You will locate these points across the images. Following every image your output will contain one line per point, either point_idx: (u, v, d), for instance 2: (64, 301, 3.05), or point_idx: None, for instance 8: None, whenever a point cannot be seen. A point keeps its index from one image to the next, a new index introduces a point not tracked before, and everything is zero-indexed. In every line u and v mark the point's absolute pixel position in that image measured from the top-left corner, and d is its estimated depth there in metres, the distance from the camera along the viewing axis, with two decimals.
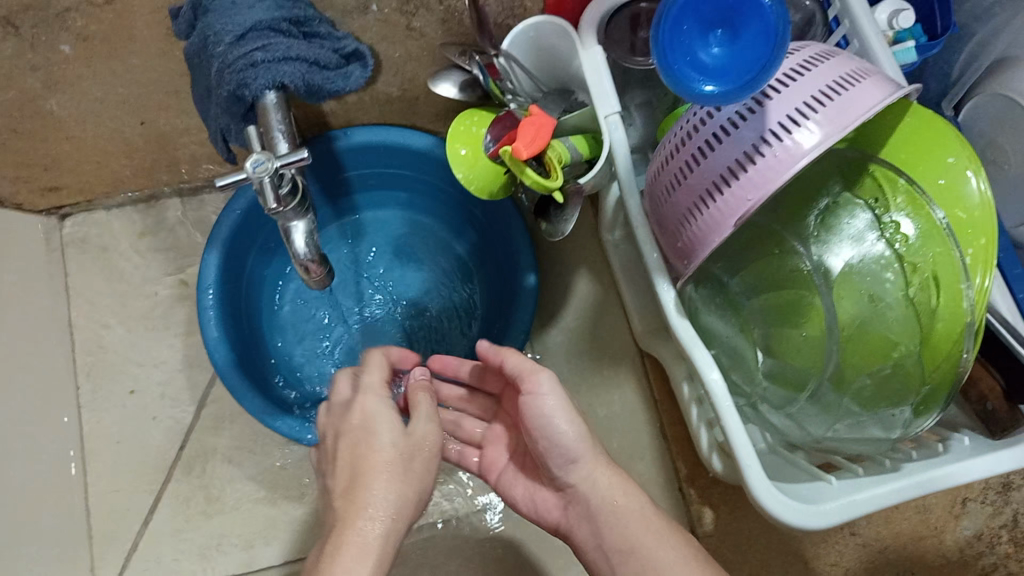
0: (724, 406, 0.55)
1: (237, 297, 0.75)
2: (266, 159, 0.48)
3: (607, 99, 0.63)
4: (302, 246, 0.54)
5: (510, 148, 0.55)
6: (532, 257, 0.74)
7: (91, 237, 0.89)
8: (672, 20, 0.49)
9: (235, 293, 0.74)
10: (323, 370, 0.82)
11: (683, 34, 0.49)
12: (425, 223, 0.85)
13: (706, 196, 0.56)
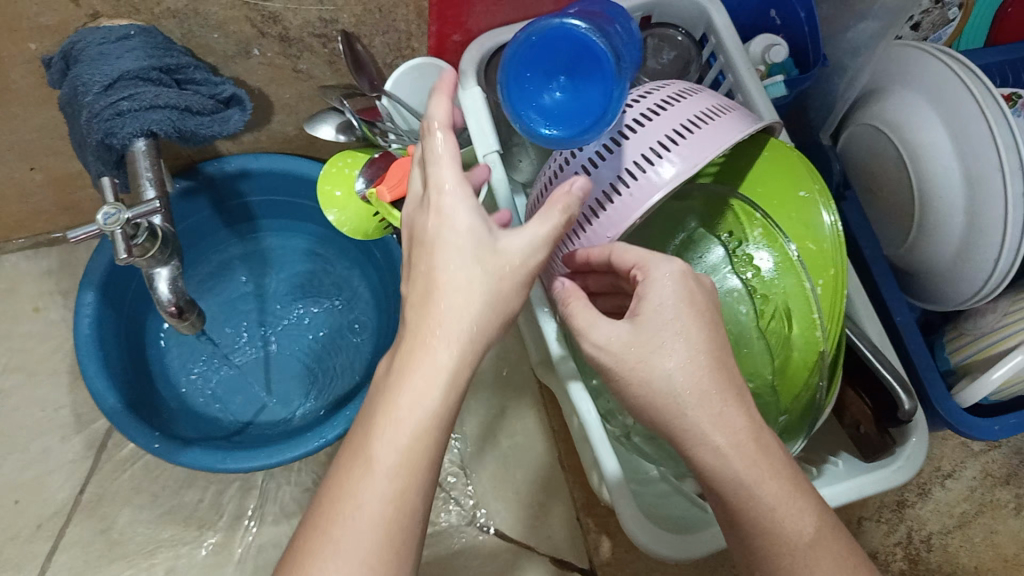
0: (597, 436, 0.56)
1: (122, 305, 0.75)
2: (117, 211, 0.49)
3: (485, 139, 0.64)
4: (165, 293, 0.55)
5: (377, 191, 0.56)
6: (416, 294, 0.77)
7: None
8: (517, 70, 0.53)
9: (120, 298, 0.75)
10: (222, 403, 0.82)
11: (526, 82, 0.53)
12: (328, 258, 0.88)
13: (576, 227, 0.57)
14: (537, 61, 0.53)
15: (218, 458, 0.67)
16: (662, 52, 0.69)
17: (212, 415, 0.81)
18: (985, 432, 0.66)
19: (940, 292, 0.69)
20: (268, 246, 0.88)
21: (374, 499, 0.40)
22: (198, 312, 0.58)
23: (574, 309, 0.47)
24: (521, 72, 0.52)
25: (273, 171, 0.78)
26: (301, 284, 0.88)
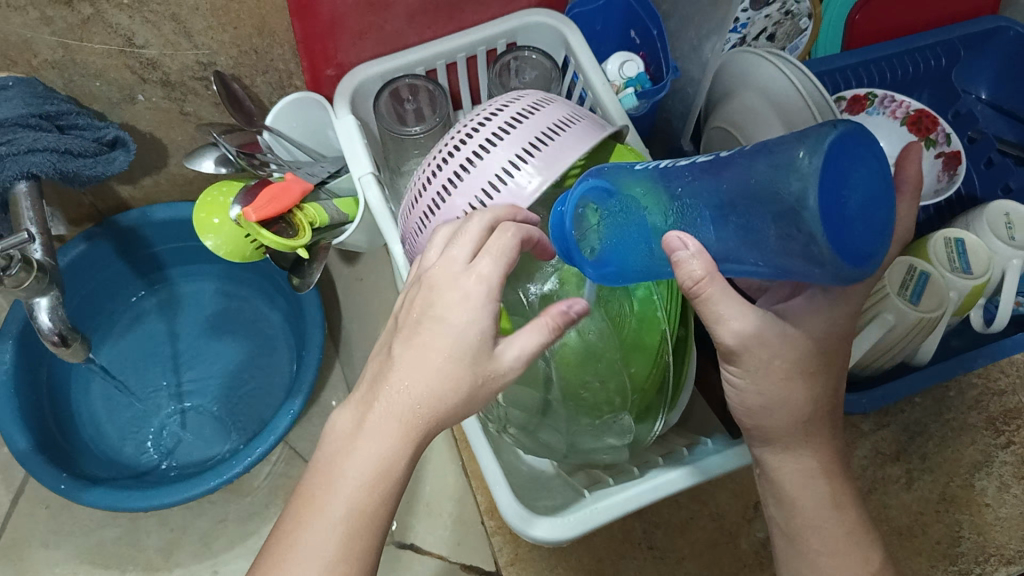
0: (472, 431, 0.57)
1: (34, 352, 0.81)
2: None
3: (360, 161, 0.67)
4: (47, 322, 0.58)
5: (242, 213, 0.61)
6: (321, 317, 0.82)
7: None
8: (831, 222, 0.35)
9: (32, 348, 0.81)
10: (145, 447, 0.89)
11: (851, 228, 0.36)
12: (239, 298, 0.95)
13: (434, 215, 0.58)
14: (831, 190, 0.35)
15: (101, 494, 0.73)
16: (525, 69, 0.73)
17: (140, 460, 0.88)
18: (852, 405, 0.71)
19: None
20: (181, 291, 0.95)
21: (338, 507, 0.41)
22: (81, 339, 0.62)
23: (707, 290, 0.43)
24: (829, 197, 0.35)
25: (168, 217, 0.82)
26: (208, 325, 0.95)
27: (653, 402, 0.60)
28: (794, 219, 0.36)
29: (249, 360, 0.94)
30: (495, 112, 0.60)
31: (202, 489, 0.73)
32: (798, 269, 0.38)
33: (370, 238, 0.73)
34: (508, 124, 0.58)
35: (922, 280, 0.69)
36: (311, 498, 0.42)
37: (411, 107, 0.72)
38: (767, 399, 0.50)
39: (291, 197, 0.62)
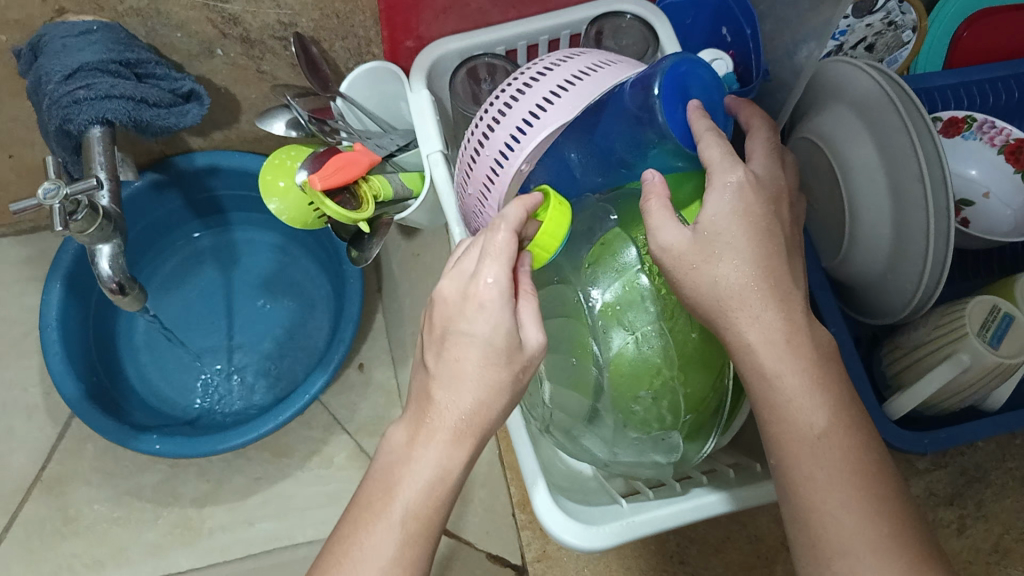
0: (515, 424, 0.57)
1: (87, 297, 0.83)
2: (57, 186, 0.51)
3: (430, 139, 0.66)
4: (106, 270, 0.59)
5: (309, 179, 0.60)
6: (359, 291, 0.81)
7: None
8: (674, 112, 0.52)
9: (86, 291, 0.82)
10: (187, 393, 0.90)
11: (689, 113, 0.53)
12: (293, 259, 0.94)
13: (474, 154, 0.58)
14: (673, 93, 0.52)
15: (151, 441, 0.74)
16: (623, 34, 0.69)
17: (183, 408, 0.89)
18: (913, 444, 0.66)
19: (883, 305, 0.71)
20: (240, 239, 0.94)
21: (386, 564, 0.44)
22: (138, 288, 0.62)
23: (653, 203, 0.49)
24: (680, 111, 0.52)
25: (204, 164, 0.82)
26: (261, 281, 0.94)
27: (705, 422, 0.57)
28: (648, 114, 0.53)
29: (297, 317, 0.93)
30: (545, 71, 0.56)
31: (268, 428, 0.74)
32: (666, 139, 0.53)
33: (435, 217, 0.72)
34: (570, 81, 0.55)
35: (1005, 323, 0.64)
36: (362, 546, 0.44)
37: (486, 86, 0.69)
38: (830, 432, 0.47)
39: (356, 168, 0.61)
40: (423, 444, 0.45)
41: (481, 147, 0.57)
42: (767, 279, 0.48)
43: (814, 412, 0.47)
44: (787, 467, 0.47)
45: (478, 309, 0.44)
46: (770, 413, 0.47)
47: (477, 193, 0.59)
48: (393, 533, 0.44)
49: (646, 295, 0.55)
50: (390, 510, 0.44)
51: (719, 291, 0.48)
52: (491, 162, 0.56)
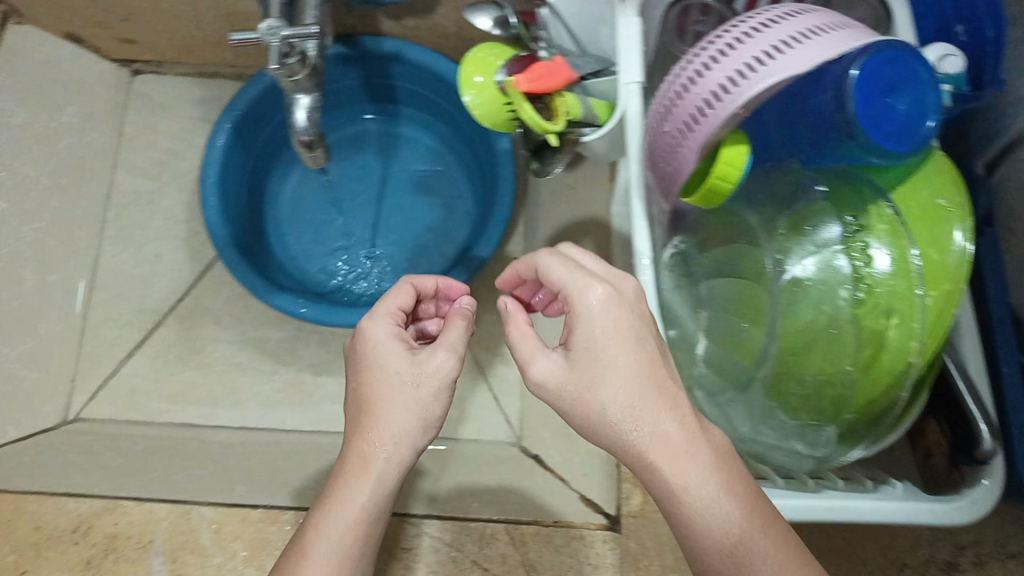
0: None
1: (249, 148, 0.82)
2: (280, 27, 0.52)
3: (632, 66, 0.62)
4: (302, 122, 0.57)
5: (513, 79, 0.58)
6: (507, 213, 0.77)
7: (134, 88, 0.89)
8: (862, 99, 0.49)
9: (248, 142, 0.81)
10: (320, 262, 0.87)
11: (880, 105, 0.49)
12: (450, 161, 0.90)
13: (677, 91, 0.53)
14: (865, 79, 0.49)
15: (285, 300, 0.75)
16: None
17: (312, 276, 0.86)
18: None
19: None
20: (404, 130, 0.91)
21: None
22: (324, 147, 0.61)
23: (517, 331, 0.50)
24: (872, 99, 0.49)
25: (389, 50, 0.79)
26: (414, 175, 0.90)
27: (860, 425, 0.53)
28: (838, 94, 0.50)
29: (440, 217, 0.88)
30: (778, 18, 0.51)
31: None
32: (853, 124, 0.50)
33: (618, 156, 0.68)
34: (806, 32, 0.50)
35: None
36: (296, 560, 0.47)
37: (702, 28, 0.67)
38: (751, 510, 0.45)
39: (561, 78, 0.59)
40: (359, 488, 0.49)
41: (690, 85, 0.53)
42: (640, 362, 0.47)
43: (735, 513, 0.45)
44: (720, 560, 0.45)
45: (394, 354, 0.51)
46: (669, 493, 0.46)
47: (664, 143, 0.55)
48: (326, 556, 0.47)
49: (840, 278, 0.51)
50: (336, 518, 0.48)
51: (606, 418, 0.47)
52: (697, 103, 0.52)
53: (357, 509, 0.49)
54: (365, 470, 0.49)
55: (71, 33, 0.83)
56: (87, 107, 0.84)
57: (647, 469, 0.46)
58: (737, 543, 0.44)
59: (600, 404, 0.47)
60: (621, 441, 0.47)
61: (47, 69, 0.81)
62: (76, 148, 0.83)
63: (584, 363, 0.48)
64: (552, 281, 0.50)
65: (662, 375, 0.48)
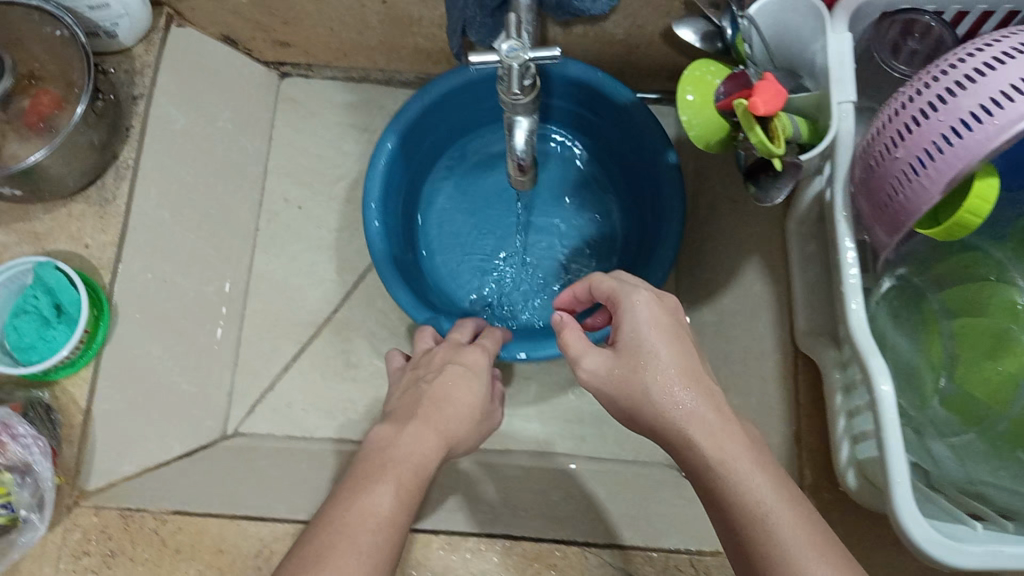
0: (891, 415, 0.50)
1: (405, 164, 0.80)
2: (521, 48, 0.49)
3: (843, 86, 0.61)
4: (519, 144, 0.57)
5: (746, 102, 0.54)
6: (680, 238, 0.71)
7: (284, 91, 0.88)
8: None
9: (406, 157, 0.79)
10: (467, 281, 0.85)
11: None
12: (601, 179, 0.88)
13: (909, 122, 0.50)
14: None
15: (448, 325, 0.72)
16: None
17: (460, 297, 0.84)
18: None
19: None
20: (551, 145, 0.89)
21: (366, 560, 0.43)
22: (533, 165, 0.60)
23: (569, 334, 0.55)
24: None
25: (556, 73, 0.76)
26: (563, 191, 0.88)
27: None
28: None
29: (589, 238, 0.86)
30: None
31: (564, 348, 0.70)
32: None
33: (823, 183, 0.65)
34: None
35: None
36: (356, 517, 0.45)
37: (913, 45, 0.64)
38: (789, 498, 0.45)
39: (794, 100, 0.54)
40: (403, 448, 0.50)
41: (923, 119, 0.49)
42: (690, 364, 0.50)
43: (766, 491, 0.45)
44: (749, 529, 0.44)
45: (459, 358, 0.59)
46: (711, 465, 0.46)
47: (890, 180, 0.54)
48: (382, 522, 0.45)
49: None
50: (379, 489, 0.46)
51: (658, 409, 0.49)
52: (935, 137, 0.48)
53: (404, 470, 0.48)
54: (424, 435, 0.51)
55: (227, 36, 0.82)
56: (241, 109, 0.84)
57: (681, 441, 0.48)
58: (763, 514, 0.44)
59: (636, 386, 0.50)
60: (659, 415, 0.49)
61: (207, 74, 0.81)
62: (232, 154, 0.82)
63: (626, 352, 0.51)
64: (604, 288, 0.55)
65: (700, 375, 0.51)
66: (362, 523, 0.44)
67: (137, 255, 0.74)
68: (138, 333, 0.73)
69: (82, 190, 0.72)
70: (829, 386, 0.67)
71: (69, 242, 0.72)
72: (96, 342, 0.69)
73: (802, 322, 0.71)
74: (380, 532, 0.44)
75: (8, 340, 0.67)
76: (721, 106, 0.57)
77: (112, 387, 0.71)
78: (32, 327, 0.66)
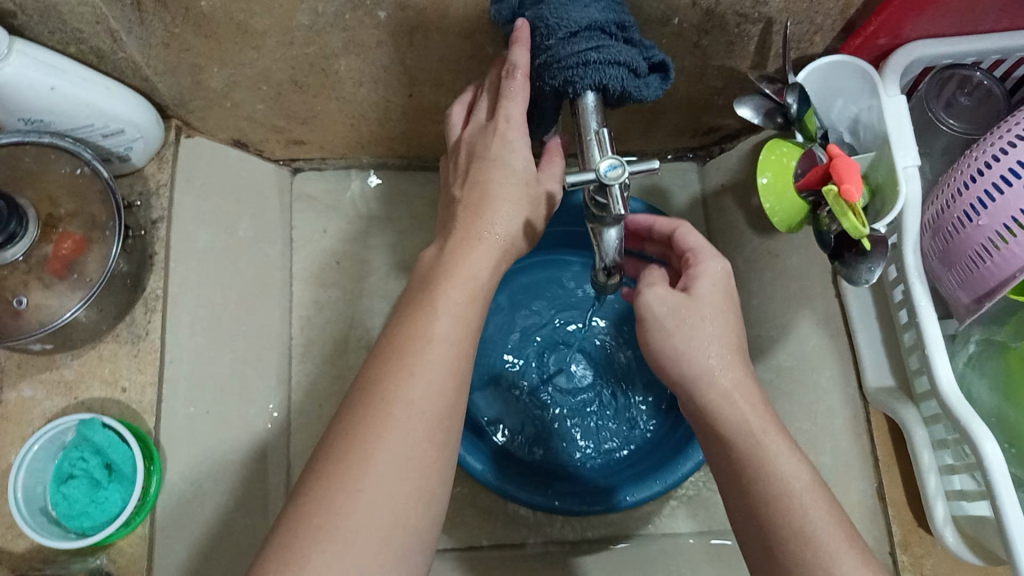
0: (997, 478, 0.55)
1: None
2: (621, 164, 0.47)
3: (907, 149, 0.61)
4: (610, 254, 0.54)
5: (838, 188, 0.53)
6: None
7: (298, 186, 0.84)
8: None
9: None
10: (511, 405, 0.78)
11: None
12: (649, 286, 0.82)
13: (961, 217, 0.58)
14: None
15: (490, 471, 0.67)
16: None
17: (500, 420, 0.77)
18: None
19: None
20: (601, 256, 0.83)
21: (375, 504, 0.42)
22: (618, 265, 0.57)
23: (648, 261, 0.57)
24: None
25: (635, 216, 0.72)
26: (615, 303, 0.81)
27: None
28: None
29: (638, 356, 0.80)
30: None
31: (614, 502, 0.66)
32: None
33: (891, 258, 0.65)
34: None
35: None
36: (358, 482, 0.42)
37: (964, 101, 0.65)
38: (830, 509, 0.46)
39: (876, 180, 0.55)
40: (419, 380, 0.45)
41: (976, 216, 0.56)
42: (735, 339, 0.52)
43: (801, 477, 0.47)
44: (784, 544, 0.46)
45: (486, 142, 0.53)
46: (764, 477, 0.47)
47: (971, 253, 0.57)
48: (387, 495, 0.42)
49: None
50: (389, 440, 0.43)
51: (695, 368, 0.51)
52: (993, 231, 0.55)
53: (436, 361, 0.46)
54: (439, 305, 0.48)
55: (238, 139, 0.77)
56: (259, 213, 0.79)
57: (735, 435, 0.49)
58: (801, 528, 0.46)
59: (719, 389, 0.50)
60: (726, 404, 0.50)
61: (222, 182, 0.76)
62: (255, 261, 0.78)
63: (700, 302, 0.53)
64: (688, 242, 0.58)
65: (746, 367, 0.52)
66: (364, 472, 0.42)
67: (177, 390, 0.68)
68: (188, 474, 0.68)
69: (111, 329, 0.68)
70: (914, 444, 0.65)
71: (104, 387, 0.67)
72: (151, 493, 0.64)
73: (872, 377, 0.70)
74: (387, 504, 0.42)
75: (56, 509, 0.62)
76: (801, 188, 0.57)
77: (169, 538, 0.65)
78: (82, 492, 0.62)
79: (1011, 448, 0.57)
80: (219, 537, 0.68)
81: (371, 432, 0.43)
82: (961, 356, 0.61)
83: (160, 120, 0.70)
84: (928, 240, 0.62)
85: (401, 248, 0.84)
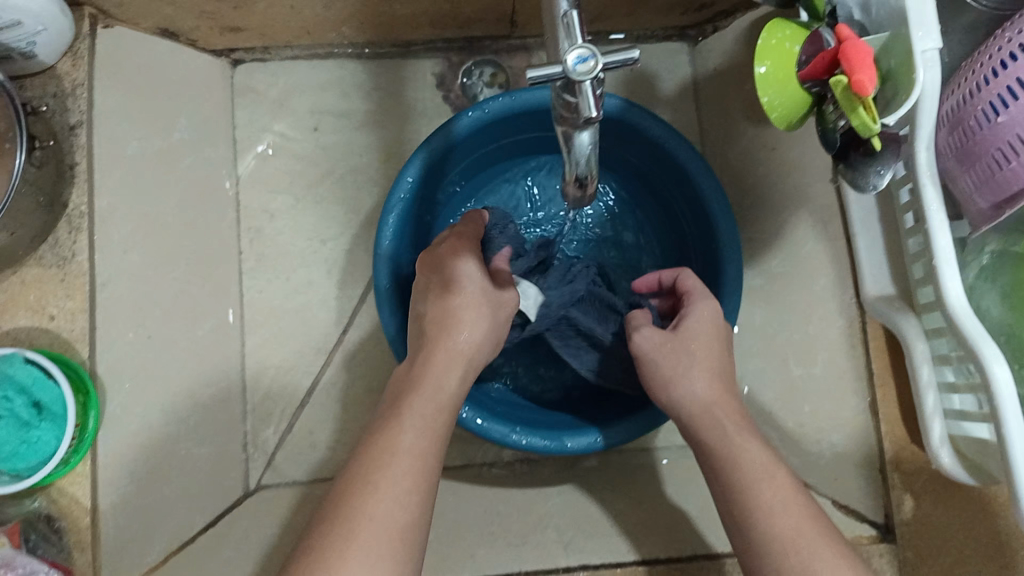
0: (1004, 404, 0.49)
1: (421, 211, 0.67)
2: (592, 56, 0.39)
3: (927, 29, 0.51)
4: (583, 158, 0.46)
5: (850, 78, 0.45)
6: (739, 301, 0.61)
7: (240, 79, 0.75)
8: None
9: (421, 205, 0.66)
10: None
11: None
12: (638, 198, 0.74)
13: (985, 111, 0.50)
14: None
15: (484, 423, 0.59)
16: None
17: None
18: None
19: None
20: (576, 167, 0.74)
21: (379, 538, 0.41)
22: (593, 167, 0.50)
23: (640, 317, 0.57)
24: None
25: (608, 115, 0.64)
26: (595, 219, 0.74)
27: None
28: None
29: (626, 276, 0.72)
30: None
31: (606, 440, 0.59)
32: None
33: (903, 155, 0.58)
34: None
35: None
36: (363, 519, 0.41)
37: None
38: (797, 494, 0.45)
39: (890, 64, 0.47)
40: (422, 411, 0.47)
41: (999, 112, 0.49)
42: (713, 360, 0.51)
43: (763, 465, 0.46)
44: (769, 541, 0.43)
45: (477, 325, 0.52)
46: (747, 479, 0.46)
47: (989, 155, 0.50)
48: (387, 515, 0.42)
49: None
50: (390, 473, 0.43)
51: (683, 394, 0.50)
52: (1016, 131, 0.48)
53: (416, 429, 0.46)
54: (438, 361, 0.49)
55: (166, 30, 0.68)
56: (196, 114, 0.71)
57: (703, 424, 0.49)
58: (769, 507, 0.44)
59: (696, 396, 0.50)
60: (713, 408, 0.49)
61: (150, 78, 0.68)
62: (194, 167, 0.70)
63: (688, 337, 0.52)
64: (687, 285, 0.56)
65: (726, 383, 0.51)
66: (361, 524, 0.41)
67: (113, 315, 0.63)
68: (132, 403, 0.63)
69: (34, 252, 0.61)
70: (914, 359, 0.60)
71: (31, 315, 0.61)
72: (89, 428, 0.59)
73: (871, 288, 0.64)
74: (387, 530, 0.41)
75: None
76: (803, 77, 0.49)
77: (115, 475, 0.60)
78: (11, 432, 0.56)
79: (1020, 368, 0.52)
80: (172, 468, 0.63)
81: (376, 469, 0.43)
82: (973, 267, 0.55)
83: (66, 7, 0.61)
84: (945, 136, 0.55)
85: (357, 148, 0.76)
